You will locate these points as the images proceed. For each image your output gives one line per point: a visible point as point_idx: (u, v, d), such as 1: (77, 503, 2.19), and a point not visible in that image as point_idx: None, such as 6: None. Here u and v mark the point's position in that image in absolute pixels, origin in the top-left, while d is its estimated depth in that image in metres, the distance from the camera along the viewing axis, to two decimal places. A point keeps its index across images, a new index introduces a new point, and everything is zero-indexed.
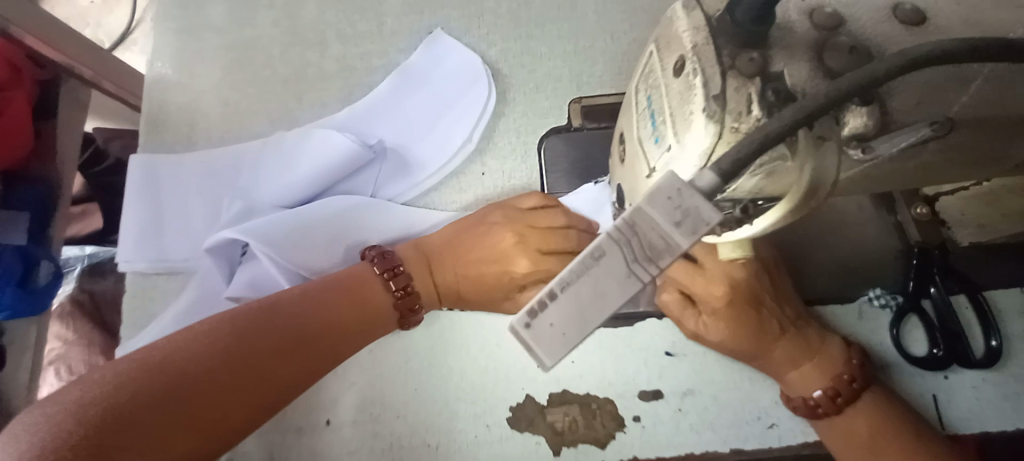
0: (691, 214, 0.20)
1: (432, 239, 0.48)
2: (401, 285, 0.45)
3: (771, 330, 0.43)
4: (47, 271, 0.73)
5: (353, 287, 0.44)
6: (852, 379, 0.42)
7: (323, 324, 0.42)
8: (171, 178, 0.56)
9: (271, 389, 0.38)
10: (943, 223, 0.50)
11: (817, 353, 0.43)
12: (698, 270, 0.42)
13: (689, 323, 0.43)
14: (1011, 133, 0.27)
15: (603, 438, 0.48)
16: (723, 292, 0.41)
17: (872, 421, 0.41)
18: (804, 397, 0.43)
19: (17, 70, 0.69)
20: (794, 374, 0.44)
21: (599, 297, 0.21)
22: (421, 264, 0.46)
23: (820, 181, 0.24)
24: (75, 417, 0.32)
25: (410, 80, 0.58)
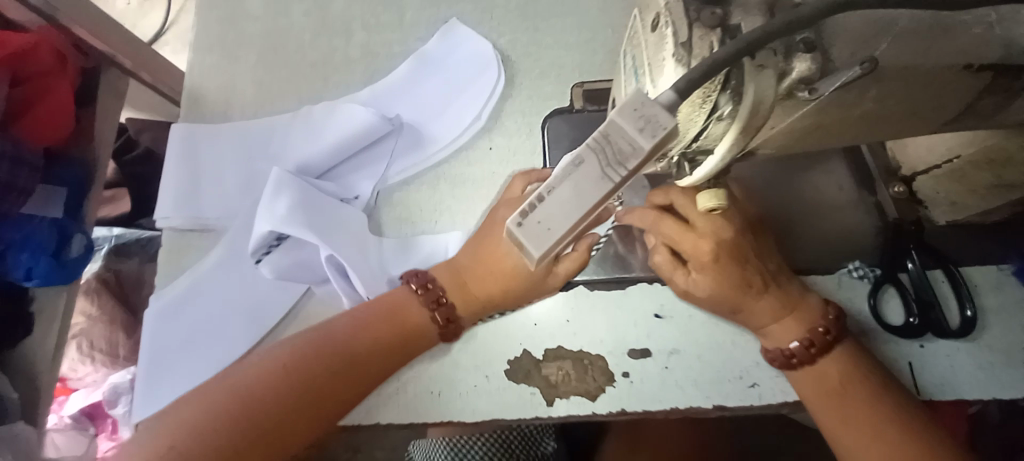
0: (652, 122, 0.24)
1: (461, 258, 0.49)
2: (433, 298, 0.48)
3: (755, 283, 0.46)
4: (80, 244, 0.78)
5: (396, 310, 0.48)
6: (826, 332, 0.46)
7: (371, 346, 0.47)
8: (209, 145, 0.62)
9: (331, 407, 0.45)
10: (920, 202, 0.53)
11: (795, 305, 0.47)
12: (689, 228, 0.46)
13: (679, 279, 0.47)
14: (949, 87, 0.31)
15: (594, 391, 0.51)
16: (710, 247, 0.45)
17: (844, 367, 0.45)
18: (781, 347, 0.47)
19: (63, 58, 0.74)
20: (774, 326, 0.47)
21: (578, 195, 0.25)
22: (452, 282, 0.48)
23: (762, 101, 0.28)
24: (183, 432, 0.42)
25: (427, 64, 0.64)
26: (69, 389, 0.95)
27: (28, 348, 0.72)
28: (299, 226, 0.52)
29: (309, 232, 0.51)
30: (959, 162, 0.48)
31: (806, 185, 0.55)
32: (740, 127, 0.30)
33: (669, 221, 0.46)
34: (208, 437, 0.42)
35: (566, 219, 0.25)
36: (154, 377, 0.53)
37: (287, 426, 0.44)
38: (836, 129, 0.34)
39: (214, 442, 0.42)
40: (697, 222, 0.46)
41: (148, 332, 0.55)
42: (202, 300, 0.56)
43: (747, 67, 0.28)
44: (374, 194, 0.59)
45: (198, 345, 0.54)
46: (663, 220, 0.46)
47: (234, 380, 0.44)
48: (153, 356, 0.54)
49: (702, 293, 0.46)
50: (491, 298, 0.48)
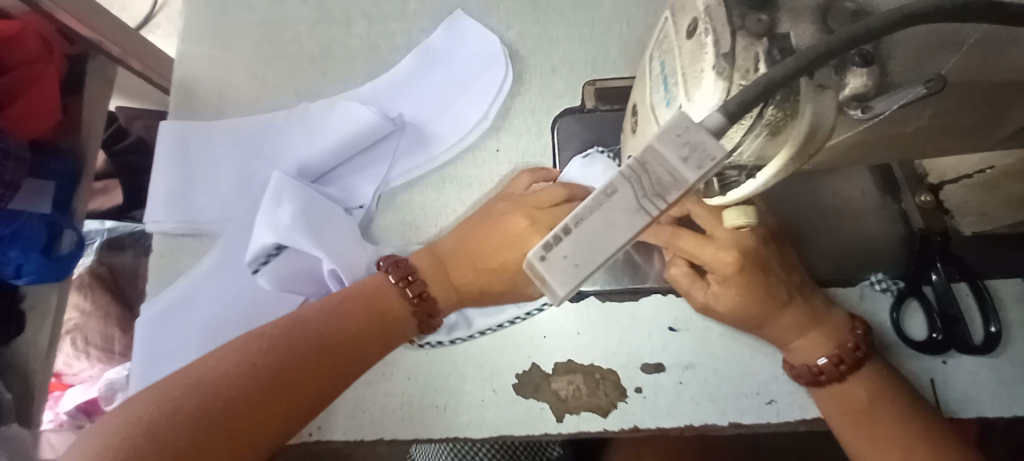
0: (697, 150, 0.22)
1: (444, 243, 0.48)
2: (417, 291, 0.45)
3: (780, 297, 0.44)
4: (70, 240, 0.75)
5: (375, 296, 0.44)
6: (856, 347, 0.44)
7: (348, 335, 0.42)
8: (200, 144, 0.59)
9: (305, 403, 0.40)
10: (946, 212, 0.51)
11: (821, 319, 0.46)
12: (708, 239, 0.44)
13: (698, 294, 0.45)
14: (1010, 101, 0.28)
15: (605, 406, 0.49)
16: (733, 259, 0.43)
17: (871, 388, 0.44)
18: (808, 364, 0.45)
19: (49, 46, 0.72)
20: (800, 341, 0.45)
21: (610, 228, 0.22)
22: (435, 269, 0.46)
23: (819, 126, 0.26)
24: (119, 440, 0.35)
25: (430, 58, 0.60)
26: (65, 384, 0.92)
27: (17, 349, 0.69)
28: (303, 239, 0.48)
29: (313, 247, 0.48)
30: (992, 171, 0.47)
31: (829, 193, 0.52)
32: (790, 149, 0.27)
33: (686, 235, 0.44)
34: (156, 444, 0.35)
35: (596, 256, 0.22)
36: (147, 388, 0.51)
37: (251, 428, 0.38)
38: (882, 147, 0.31)
39: (163, 449, 0.35)
40: (713, 231, 0.44)
41: (139, 341, 0.53)
42: (194, 309, 0.53)
43: (806, 87, 0.26)
44: (376, 197, 0.56)
45: (185, 350, 0.52)
46: (679, 235, 0.44)
47: (186, 378, 0.38)
48: (143, 366, 0.52)
49: (724, 307, 0.45)
50: (472, 293, 0.47)
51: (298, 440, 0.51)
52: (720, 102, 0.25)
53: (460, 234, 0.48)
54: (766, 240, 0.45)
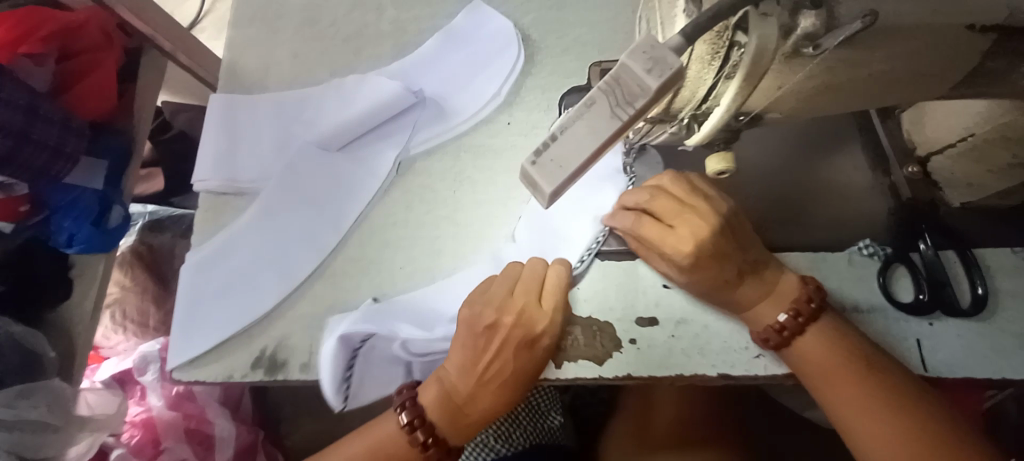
0: (660, 63, 0.26)
1: (449, 372, 0.50)
2: (425, 436, 0.48)
3: (730, 278, 0.48)
4: (118, 215, 0.83)
5: (461, 389, 0.49)
6: (810, 299, 0.47)
7: (468, 417, 0.49)
8: (246, 114, 0.65)
9: None
10: (937, 183, 0.54)
11: (773, 284, 0.49)
12: (671, 229, 0.49)
13: (662, 268, 0.50)
14: (956, 46, 0.32)
15: (602, 356, 0.52)
16: (690, 251, 0.47)
17: (820, 342, 0.47)
18: (771, 324, 0.48)
19: (109, 37, 0.81)
20: (756, 307, 0.49)
21: (589, 132, 0.27)
22: (447, 402, 0.49)
23: (765, 48, 0.30)
24: None
25: (452, 40, 0.66)
26: (101, 357, 0.97)
27: (66, 309, 0.77)
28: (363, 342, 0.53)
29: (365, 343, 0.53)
30: (973, 140, 0.49)
31: (820, 163, 0.56)
32: (744, 78, 0.31)
33: (649, 225, 0.50)
34: None
35: (578, 155, 0.27)
36: (188, 329, 0.57)
37: None
38: (844, 92, 0.35)
39: None
40: (675, 223, 0.48)
41: (187, 285, 0.59)
42: (235, 259, 0.59)
43: (751, 15, 0.30)
44: (398, 162, 0.61)
45: (228, 297, 0.58)
46: (642, 223, 0.50)
47: None
48: (189, 309, 0.58)
49: (681, 283, 0.50)
50: (497, 383, 0.49)
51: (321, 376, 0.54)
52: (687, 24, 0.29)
53: (465, 358, 0.49)
54: (726, 233, 0.47)
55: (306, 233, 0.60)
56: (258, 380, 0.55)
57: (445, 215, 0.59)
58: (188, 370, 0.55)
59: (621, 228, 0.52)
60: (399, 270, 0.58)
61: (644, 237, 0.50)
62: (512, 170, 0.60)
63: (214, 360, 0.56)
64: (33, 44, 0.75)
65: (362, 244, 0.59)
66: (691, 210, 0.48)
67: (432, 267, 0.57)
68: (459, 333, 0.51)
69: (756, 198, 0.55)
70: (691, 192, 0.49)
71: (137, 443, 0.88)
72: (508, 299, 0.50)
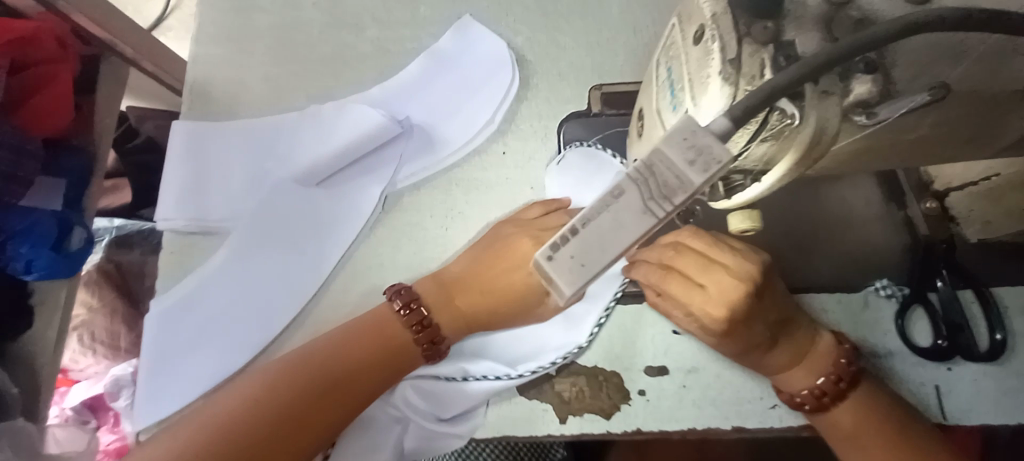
0: (704, 153, 0.24)
1: (450, 270, 0.49)
2: (417, 320, 0.46)
3: (764, 341, 0.44)
4: (79, 237, 0.77)
5: (456, 279, 0.48)
6: (849, 363, 0.44)
7: (464, 307, 0.47)
8: (212, 142, 0.60)
9: (330, 413, 0.44)
10: (952, 218, 0.51)
11: (807, 347, 0.45)
12: (699, 287, 0.41)
13: (679, 321, 0.44)
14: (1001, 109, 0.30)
15: (608, 409, 0.49)
16: (723, 317, 0.41)
17: (858, 413, 0.43)
18: (810, 388, 0.44)
19: (64, 46, 0.73)
20: (785, 374, 0.45)
21: (618, 226, 0.24)
22: (438, 296, 0.48)
23: (824, 128, 0.28)
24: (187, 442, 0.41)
25: (440, 61, 0.61)
26: (70, 380, 0.93)
27: (28, 343, 0.70)
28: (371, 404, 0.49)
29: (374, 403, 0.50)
30: (997, 179, 0.48)
31: (837, 202, 0.53)
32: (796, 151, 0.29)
33: (676, 280, 0.42)
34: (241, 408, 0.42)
35: (605, 252, 0.24)
36: (154, 385, 0.52)
37: (306, 419, 0.43)
38: (885, 154, 0.32)
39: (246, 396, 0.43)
40: (704, 280, 0.41)
41: (149, 338, 0.53)
42: (203, 308, 0.54)
43: (810, 93, 0.27)
44: (383, 198, 0.57)
45: (198, 350, 0.53)
46: (668, 279, 0.42)
47: (209, 409, 0.43)
48: (152, 363, 0.53)
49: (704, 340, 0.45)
50: (482, 315, 0.48)
51: None
52: (725, 107, 0.26)
53: (466, 262, 0.49)
54: (759, 294, 0.42)
55: (283, 279, 0.55)
56: None
57: (437, 259, 0.55)
58: (154, 432, 0.51)
59: (642, 281, 0.43)
60: None
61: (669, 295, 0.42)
62: (506, 207, 0.56)
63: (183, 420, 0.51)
64: None
65: (348, 289, 0.55)
66: (720, 265, 0.41)
67: None
68: (477, 244, 0.50)
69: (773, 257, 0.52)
70: (713, 245, 0.42)
71: None
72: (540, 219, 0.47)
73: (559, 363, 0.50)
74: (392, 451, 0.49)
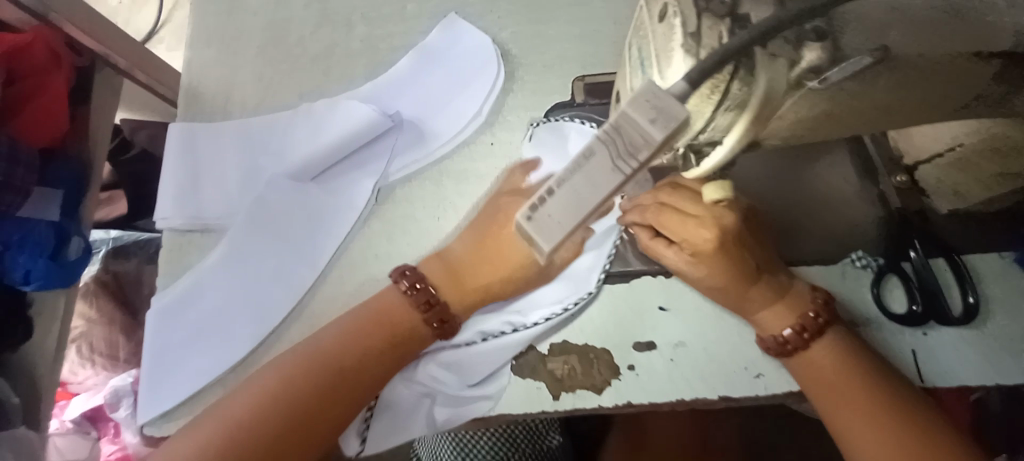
0: (664, 112, 0.26)
1: (454, 250, 0.51)
2: (423, 300, 0.48)
3: (751, 270, 0.47)
4: (78, 246, 0.78)
5: (465, 260, 0.50)
6: (824, 301, 0.47)
7: (470, 282, 0.49)
8: (207, 143, 0.61)
9: (348, 401, 0.46)
10: (923, 191, 0.53)
11: (785, 289, 0.48)
12: (690, 217, 0.46)
13: (671, 256, 0.47)
14: (951, 74, 0.32)
15: (600, 385, 0.51)
16: (713, 236, 0.45)
17: (833, 348, 0.47)
18: (793, 326, 0.47)
19: (57, 56, 0.73)
20: (765, 313, 0.48)
21: (591, 185, 0.26)
22: (444, 277, 0.49)
23: (774, 89, 0.30)
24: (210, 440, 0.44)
25: (427, 58, 0.63)
26: (71, 392, 0.94)
27: (28, 354, 0.72)
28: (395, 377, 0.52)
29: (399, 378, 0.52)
30: (961, 150, 0.49)
31: (810, 176, 0.55)
32: (751, 114, 0.31)
33: (670, 213, 0.46)
34: (263, 404, 0.44)
35: (580, 210, 0.26)
36: (156, 379, 0.53)
37: (327, 407, 0.45)
38: (847, 120, 0.34)
39: (264, 395, 0.45)
40: (697, 210, 0.46)
41: (152, 333, 0.55)
42: (203, 302, 0.55)
43: (760, 56, 0.30)
44: (376, 190, 0.58)
45: (199, 343, 0.54)
46: (663, 212, 0.46)
47: (227, 410, 0.45)
48: (155, 358, 0.54)
49: (695, 273, 0.47)
50: (493, 287, 0.50)
51: None
52: (687, 70, 0.29)
53: (471, 242, 0.50)
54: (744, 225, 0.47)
55: (281, 271, 0.56)
56: None
57: (430, 248, 0.56)
58: (160, 424, 0.52)
59: (639, 217, 0.48)
60: None
61: (663, 225, 0.46)
62: None
63: (186, 413, 0.53)
64: None
65: (345, 280, 0.56)
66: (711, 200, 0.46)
67: None
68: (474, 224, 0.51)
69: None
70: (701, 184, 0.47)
71: None
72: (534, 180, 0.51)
73: (572, 308, 0.53)
74: (426, 424, 0.51)
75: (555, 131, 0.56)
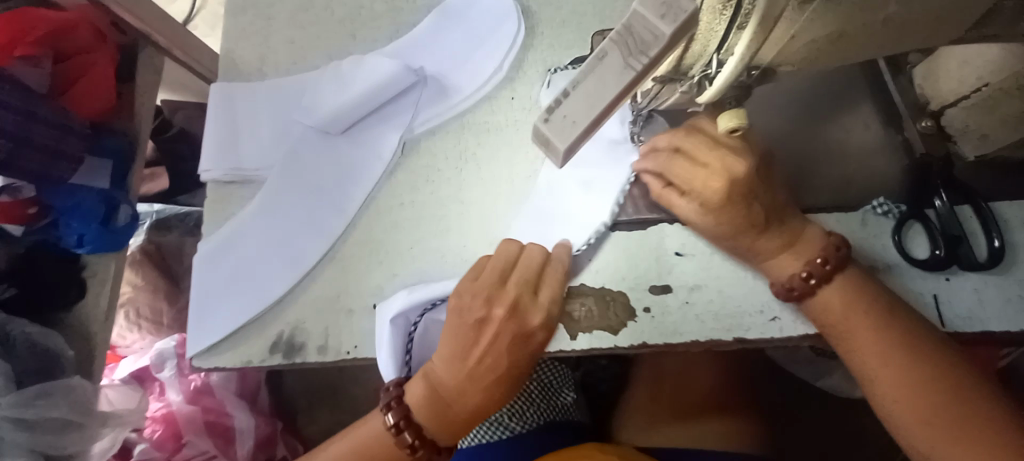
0: (671, 7, 0.29)
1: (438, 370, 0.49)
2: (411, 440, 0.48)
3: (758, 223, 0.47)
4: (126, 213, 0.82)
5: (450, 389, 0.49)
6: (825, 261, 0.46)
7: (455, 414, 0.49)
8: (245, 101, 0.65)
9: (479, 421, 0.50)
10: (949, 136, 0.53)
11: (796, 235, 0.48)
12: (700, 166, 0.48)
13: (681, 206, 0.50)
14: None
15: (616, 326, 0.53)
16: (720, 186, 0.47)
17: (845, 295, 0.46)
18: (797, 273, 0.47)
19: (101, 35, 0.80)
20: (776, 260, 0.49)
21: (602, 85, 0.30)
22: (432, 405, 0.49)
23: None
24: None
25: (449, 17, 0.65)
26: (119, 356, 0.99)
27: (81, 311, 0.77)
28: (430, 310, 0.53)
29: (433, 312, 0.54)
30: (988, 89, 0.47)
31: (829, 121, 0.55)
32: (758, 17, 0.31)
33: (680, 162, 0.49)
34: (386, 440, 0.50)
35: (592, 107, 0.30)
36: (203, 317, 0.58)
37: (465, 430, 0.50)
38: (861, 39, 0.35)
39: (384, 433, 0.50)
40: (709, 159, 0.47)
41: (198, 275, 0.59)
42: (243, 247, 0.59)
43: None
44: (402, 143, 0.61)
45: (241, 284, 0.58)
46: (674, 161, 0.49)
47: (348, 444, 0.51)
48: (201, 299, 0.58)
49: (703, 224, 0.49)
50: (492, 369, 0.49)
51: (338, 358, 0.55)
52: None
53: (451, 357, 0.49)
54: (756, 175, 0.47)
55: (313, 218, 0.60)
56: (276, 364, 0.55)
57: (452, 197, 0.59)
58: (206, 357, 0.57)
59: (652, 166, 0.51)
60: (408, 251, 0.58)
61: (674, 175, 0.49)
62: (516, 146, 0.60)
63: (230, 348, 0.56)
64: (27, 46, 0.74)
65: (372, 226, 0.59)
66: (725, 150, 0.47)
67: (440, 248, 0.57)
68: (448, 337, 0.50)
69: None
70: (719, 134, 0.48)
71: (159, 438, 0.90)
72: (511, 290, 0.49)
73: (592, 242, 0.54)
74: None
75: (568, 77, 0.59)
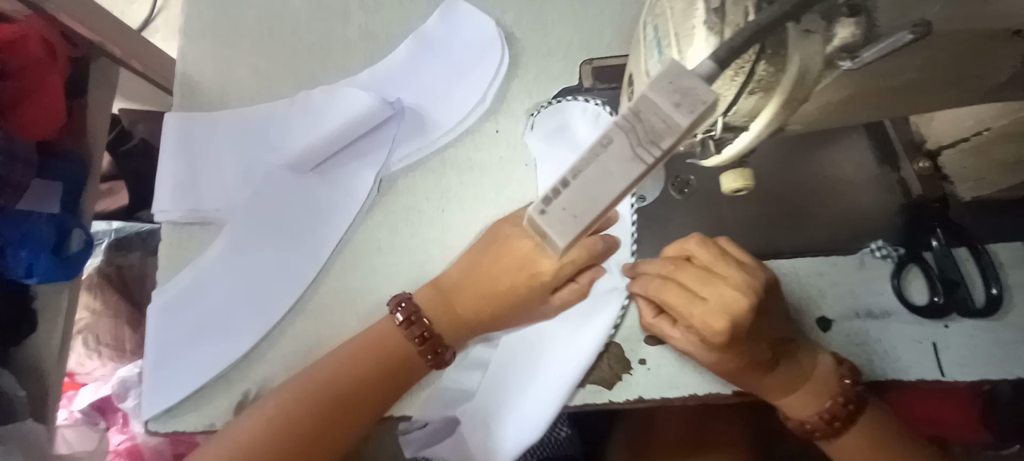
0: (686, 97, 0.27)
1: (448, 276, 0.49)
2: (417, 333, 0.47)
3: (764, 362, 0.45)
4: (79, 239, 0.74)
5: (456, 287, 0.49)
6: (846, 401, 0.46)
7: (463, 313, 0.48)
8: (205, 135, 0.59)
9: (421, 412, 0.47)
10: (944, 176, 0.51)
11: (807, 372, 0.47)
12: (698, 299, 0.45)
13: (674, 334, 0.47)
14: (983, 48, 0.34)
15: (610, 379, 0.50)
16: (722, 327, 0.43)
17: (870, 436, 0.47)
18: (820, 414, 0.47)
19: (52, 48, 0.70)
20: (788, 399, 0.48)
21: (606, 175, 0.29)
22: (438, 305, 0.48)
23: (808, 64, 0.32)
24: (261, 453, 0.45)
25: (428, 44, 0.61)
26: (77, 383, 0.91)
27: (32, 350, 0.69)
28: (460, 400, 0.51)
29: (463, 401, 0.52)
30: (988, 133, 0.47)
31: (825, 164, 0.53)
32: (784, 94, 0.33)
33: (674, 291, 0.46)
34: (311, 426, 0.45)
35: (592, 201, 0.29)
36: (160, 377, 0.52)
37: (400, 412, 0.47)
38: (872, 98, 0.36)
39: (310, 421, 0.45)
40: (705, 294, 0.44)
41: (153, 330, 0.54)
42: (204, 298, 0.54)
43: (793, 31, 0.32)
44: (376, 182, 0.57)
45: (201, 339, 0.53)
46: (665, 289, 0.46)
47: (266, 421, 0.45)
48: (158, 355, 0.53)
49: (704, 359, 0.46)
50: (499, 307, 0.48)
51: None
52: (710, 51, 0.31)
53: (467, 267, 0.49)
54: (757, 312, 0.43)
55: (280, 264, 0.55)
56: None
57: (432, 240, 0.55)
58: (164, 420, 0.52)
59: (642, 291, 0.48)
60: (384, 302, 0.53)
61: (669, 304, 0.45)
62: (501, 185, 0.56)
63: (192, 409, 0.52)
64: None
65: (345, 273, 0.55)
66: (721, 279, 0.44)
67: None
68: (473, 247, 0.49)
69: (743, 209, 0.52)
70: (719, 253, 0.46)
71: None
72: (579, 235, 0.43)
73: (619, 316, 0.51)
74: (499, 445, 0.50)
75: (558, 116, 0.56)
